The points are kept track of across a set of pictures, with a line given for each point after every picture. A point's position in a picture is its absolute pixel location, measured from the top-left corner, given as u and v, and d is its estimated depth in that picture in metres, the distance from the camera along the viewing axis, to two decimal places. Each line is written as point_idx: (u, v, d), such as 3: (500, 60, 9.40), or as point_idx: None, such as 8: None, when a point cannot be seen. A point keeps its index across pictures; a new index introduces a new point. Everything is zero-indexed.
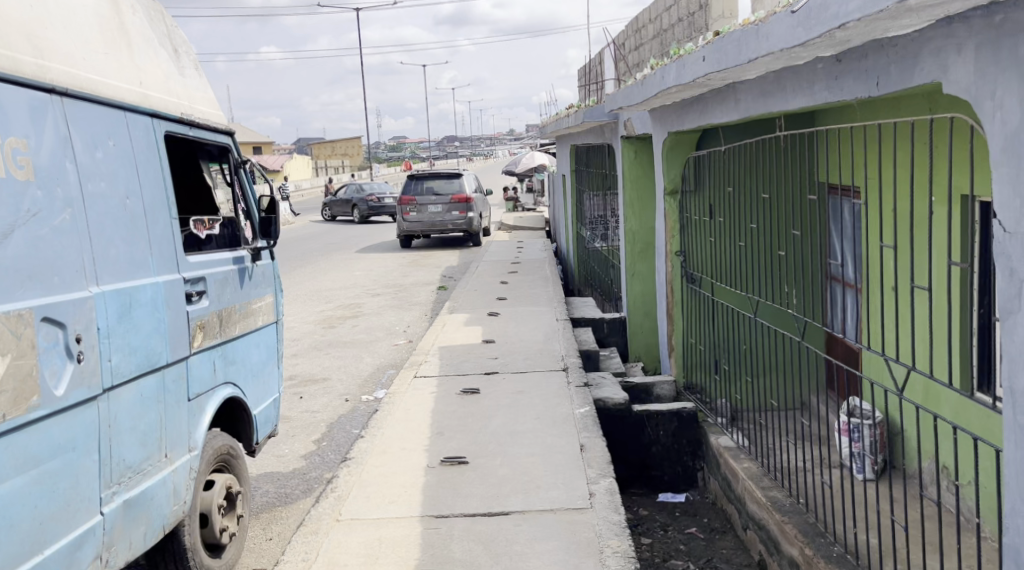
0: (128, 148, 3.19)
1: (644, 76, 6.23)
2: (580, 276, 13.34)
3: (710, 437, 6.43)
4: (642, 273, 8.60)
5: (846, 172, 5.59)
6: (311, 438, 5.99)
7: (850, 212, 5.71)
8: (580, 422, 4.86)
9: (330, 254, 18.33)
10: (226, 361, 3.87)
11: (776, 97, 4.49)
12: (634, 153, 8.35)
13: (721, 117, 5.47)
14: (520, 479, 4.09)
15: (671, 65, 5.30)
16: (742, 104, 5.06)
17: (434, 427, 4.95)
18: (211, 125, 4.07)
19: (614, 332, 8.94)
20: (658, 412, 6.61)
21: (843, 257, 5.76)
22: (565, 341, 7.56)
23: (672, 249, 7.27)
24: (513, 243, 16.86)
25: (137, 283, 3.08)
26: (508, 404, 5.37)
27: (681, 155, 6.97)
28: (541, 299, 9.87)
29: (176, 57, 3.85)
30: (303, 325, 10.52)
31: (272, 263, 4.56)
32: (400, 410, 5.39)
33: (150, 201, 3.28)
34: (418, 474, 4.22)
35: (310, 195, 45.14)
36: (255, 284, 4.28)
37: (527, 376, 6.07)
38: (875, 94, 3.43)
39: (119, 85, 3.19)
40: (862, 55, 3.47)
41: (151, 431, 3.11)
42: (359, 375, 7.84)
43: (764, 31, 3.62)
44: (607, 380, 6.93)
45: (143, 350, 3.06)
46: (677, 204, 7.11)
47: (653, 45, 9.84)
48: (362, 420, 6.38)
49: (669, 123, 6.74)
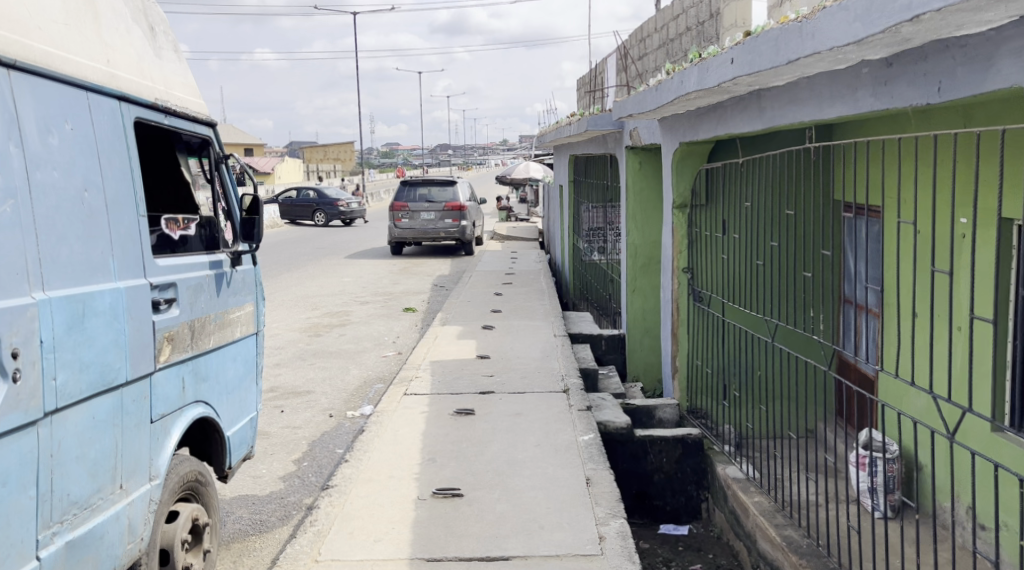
0: (89, 134, 2.78)
1: (659, 83, 5.85)
2: (575, 288, 12.96)
3: (716, 466, 6.06)
4: (642, 289, 8.21)
5: (870, 190, 5.27)
6: (290, 457, 5.59)
7: (873, 232, 5.39)
8: (585, 452, 4.48)
9: (318, 259, 17.91)
10: (198, 378, 3.47)
11: (809, 105, 4.12)
12: (638, 164, 8.01)
13: (742, 126, 5.10)
14: (522, 517, 3.70)
15: (691, 69, 4.93)
16: (766, 114, 4.69)
17: (426, 452, 4.55)
18: (190, 114, 3.66)
19: (612, 350, 8.56)
20: (661, 438, 6.22)
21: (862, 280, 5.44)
22: (564, 359, 7.16)
23: (679, 266, 6.89)
24: (508, 253, 16.50)
25: (94, 288, 2.68)
26: (504, 427, 4.99)
27: (692, 166, 6.61)
28: (537, 313, 9.48)
29: (152, 38, 3.44)
30: (288, 333, 10.09)
31: (253, 268, 4.15)
32: (388, 431, 4.99)
33: (113, 196, 2.88)
34: (407, 508, 3.82)
35: None
36: (234, 291, 3.87)
37: (525, 397, 5.67)
38: (936, 101, 3.06)
39: (82, 61, 2.79)
40: (922, 57, 3.11)
41: (104, 459, 2.71)
42: (345, 389, 7.42)
43: (809, 28, 3.25)
44: (608, 401, 6.53)
45: (97, 366, 2.65)
46: (685, 219, 6.74)
47: (659, 55, 9.48)
48: (347, 439, 5.97)
49: (680, 132, 6.37)
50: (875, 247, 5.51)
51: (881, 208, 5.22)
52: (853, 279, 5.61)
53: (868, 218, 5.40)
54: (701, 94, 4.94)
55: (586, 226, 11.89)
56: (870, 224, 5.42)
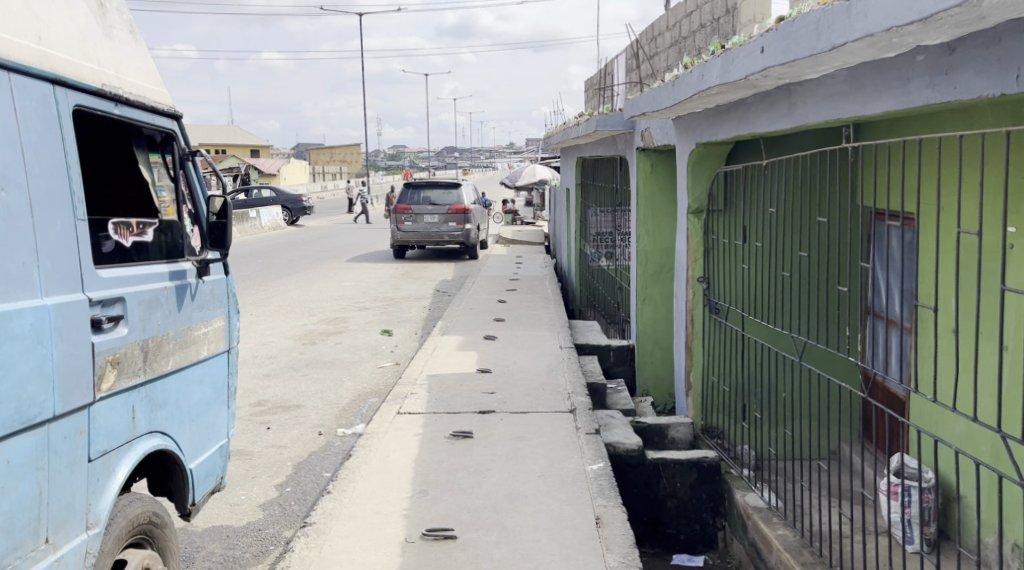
0: (10, 122, 2.35)
1: (675, 78, 5.40)
2: (582, 295, 12.50)
3: (735, 494, 5.61)
4: (653, 299, 7.74)
5: (900, 196, 4.83)
6: (272, 482, 5.16)
7: (904, 241, 4.94)
8: (594, 484, 4.05)
9: (319, 263, 17.47)
10: (152, 406, 3.02)
11: (846, 100, 3.69)
12: (650, 166, 7.56)
13: (768, 125, 4.65)
14: (523, 566, 3.27)
15: (712, 61, 4.48)
16: (796, 111, 4.24)
17: (416, 483, 4.11)
18: (149, 104, 3.23)
19: (621, 362, 8.03)
20: (676, 461, 5.74)
21: (891, 295, 5.03)
22: (570, 373, 6.70)
23: (694, 276, 6.40)
24: (514, 257, 16.07)
25: (11, 307, 2.26)
26: (504, 453, 4.55)
27: (708, 169, 6.16)
28: (542, 322, 9.03)
29: (100, 14, 3.01)
30: (281, 341, 9.66)
31: (224, 278, 3.72)
32: (377, 457, 4.55)
33: (41, 195, 2.45)
34: (393, 553, 3.38)
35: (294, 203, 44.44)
36: (199, 306, 3.43)
37: (527, 418, 5.24)
38: (1011, 92, 2.62)
39: (4, 37, 2.36)
40: (994, 40, 2.67)
41: (19, 510, 2.29)
42: (337, 403, 6.98)
43: (858, 7, 2.80)
44: (617, 420, 6.06)
45: (11, 401, 2.24)
46: (700, 226, 6.28)
47: (671, 54, 9.04)
48: (335, 461, 5.54)
49: (697, 132, 5.92)
50: (906, 258, 5.06)
51: (914, 216, 4.79)
52: (880, 290, 5.19)
53: (899, 226, 4.95)
54: (723, 89, 4.49)
55: (593, 231, 11.45)
56: (900, 232, 4.99)
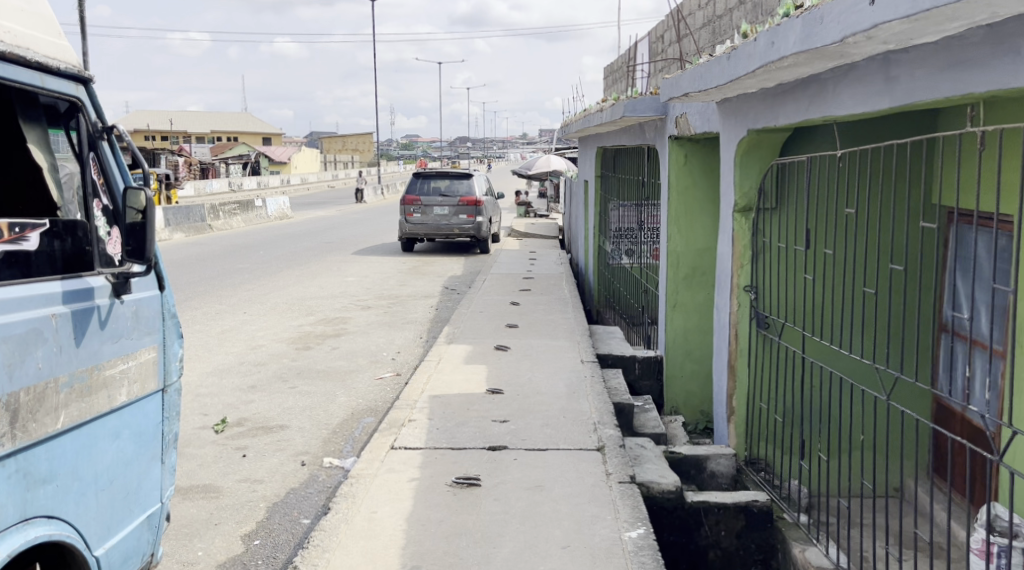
0: None
1: (731, 50, 4.44)
2: (601, 295, 11.56)
3: (793, 548, 4.63)
4: (685, 305, 6.81)
5: (991, 193, 3.98)
6: (237, 531, 4.29)
7: (998, 247, 4.04)
8: (636, 564, 3.21)
9: (323, 255, 16.54)
10: (28, 483, 2.16)
11: (981, 72, 2.80)
12: (683, 157, 6.60)
13: (852, 107, 3.72)
14: None
15: (786, 24, 3.54)
16: (897, 87, 3.33)
17: (408, 557, 3.28)
18: (35, 58, 2.36)
19: (648, 375, 7.10)
20: (720, 505, 4.75)
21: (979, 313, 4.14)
22: (594, 394, 5.77)
23: (739, 283, 5.42)
24: (528, 253, 15.18)
25: None
26: (520, 511, 3.68)
27: (760, 160, 5.22)
28: (559, 329, 8.14)
29: None
30: (273, 345, 8.77)
31: (156, 296, 2.84)
32: (362, 512, 3.69)
33: None
34: None
35: (298, 193, 43.55)
36: (117, 335, 2.56)
37: (547, 457, 4.37)
38: None
39: None
40: None
41: None
42: (326, 424, 6.10)
43: None
44: (649, 452, 5.12)
45: None
46: (748, 226, 5.34)
47: (704, 35, 8.11)
48: (317, 504, 4.68)
49: (750, 116, 4.97)
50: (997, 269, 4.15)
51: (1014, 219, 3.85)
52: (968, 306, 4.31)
53: (993, 229, 4.06)
54: (801, 60, 3.57)
55: (614, 226, 10.52)
56: (993, 238, 4.09)
